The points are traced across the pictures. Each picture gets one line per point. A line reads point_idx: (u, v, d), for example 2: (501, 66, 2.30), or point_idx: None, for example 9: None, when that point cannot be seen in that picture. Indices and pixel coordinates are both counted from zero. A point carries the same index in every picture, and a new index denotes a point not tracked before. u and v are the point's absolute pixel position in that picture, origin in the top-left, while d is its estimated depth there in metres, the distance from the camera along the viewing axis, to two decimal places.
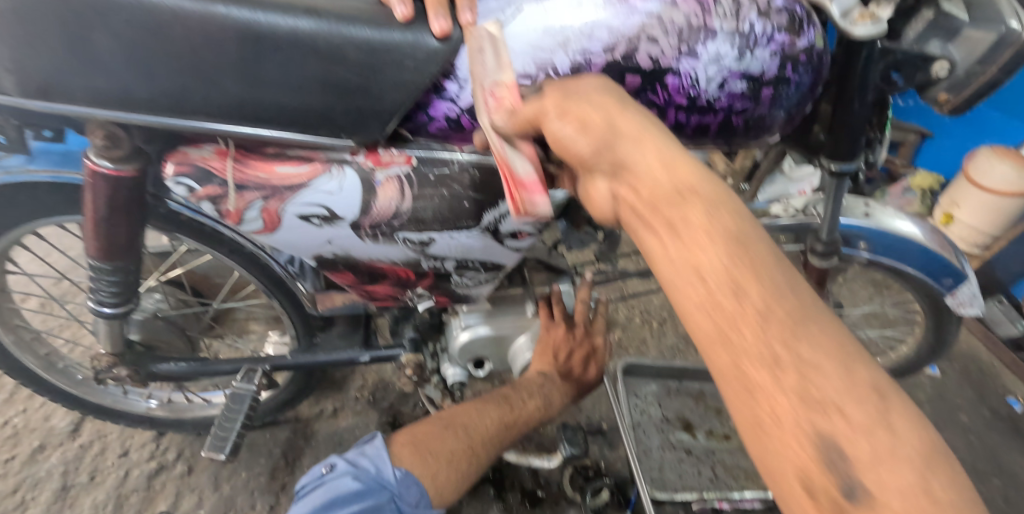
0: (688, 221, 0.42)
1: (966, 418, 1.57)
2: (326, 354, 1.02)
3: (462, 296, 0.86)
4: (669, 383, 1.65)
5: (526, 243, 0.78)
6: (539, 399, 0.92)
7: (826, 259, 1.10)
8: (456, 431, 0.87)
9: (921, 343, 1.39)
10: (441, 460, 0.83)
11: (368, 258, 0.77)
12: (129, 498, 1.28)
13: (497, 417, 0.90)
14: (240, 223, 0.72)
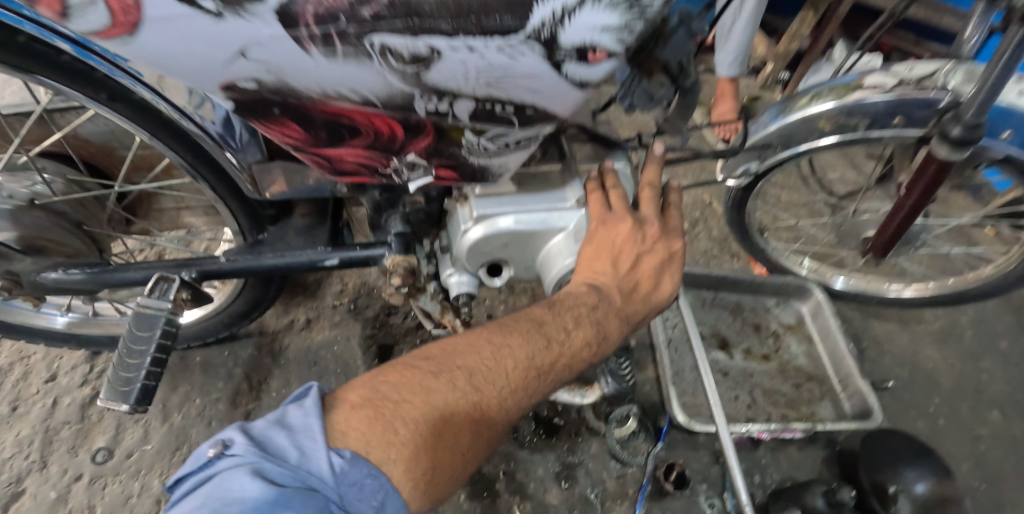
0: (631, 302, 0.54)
1: (1006, 346, 1.49)
2: (277, 256, 0.73)
3: (478, 168, 0.56)
4: (703, 294, 1.42)
5: (601, 72, 0.42)
6: (588, 325, 0.54)
7: (961, 149, 0.85)
8: (454, 380, 0.46)
9: (1013, 267, 1.15)
10: (422, 430, 0.43)
11: (319, 92, 0.44)
12: (60, 432, 1.01)
13: (527, 354, 0.50)
14: (66, 18, 0.37)
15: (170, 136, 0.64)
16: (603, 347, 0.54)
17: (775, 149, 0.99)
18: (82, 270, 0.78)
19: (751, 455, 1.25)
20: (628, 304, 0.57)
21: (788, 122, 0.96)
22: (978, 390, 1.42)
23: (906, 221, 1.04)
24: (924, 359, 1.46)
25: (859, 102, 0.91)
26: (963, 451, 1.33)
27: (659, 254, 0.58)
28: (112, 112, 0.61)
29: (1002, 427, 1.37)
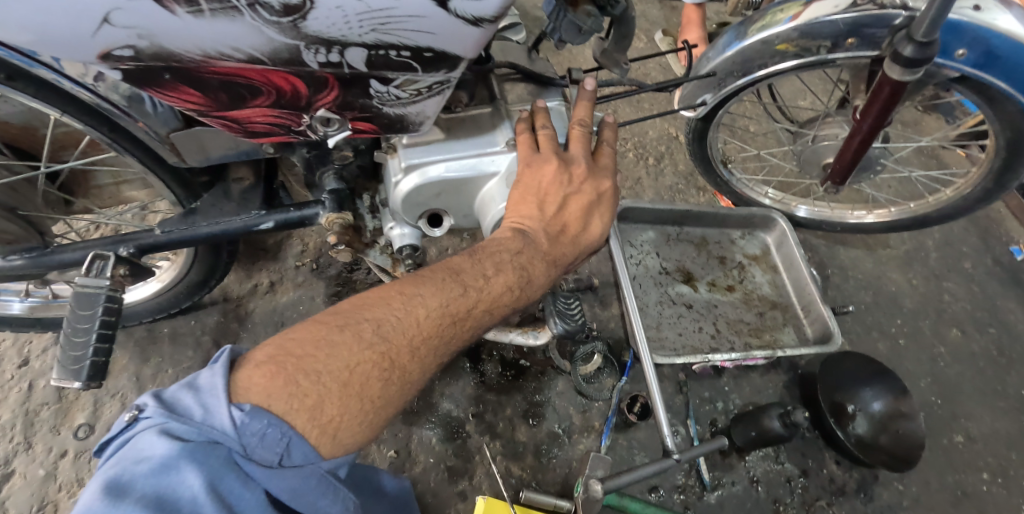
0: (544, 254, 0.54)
1: (970, 267, 1.52)
2: (209, 224, 0.69)
3: (397, 122, 0.54)
4: (667, 229, 1.40)
5: (490, 6, 0.40)
6: (513, 270, 0.52)
7: (910, 71, 0.83)
8: (361, 332, 0.46)
9: (970, 190, 1.15)
10: (326, 383, 0.43)
11: (201, 55, 0.43)
12: (40, 414, 0.94)
13: (441, 303, 0.49)
14: None
15: (84, 112, 0.59)
16: (526, 292, 0.54)
17: (734, 77, 0.98)
18: (19, 256, 0.72)
19: (715, 383, 1.28)
20: (556, 247, 0.56)
21: (745, 46, 0.94)
22: (941, 310, 1.46)
23: (864, 145, 1.02)
24: (888, 282, 1.49)
25: (814, 21, 0.88)
26: (922, 368, 1.38)
27: (586, 196, 0.57)
28: (14, 91, 0.56)
29: (960, 344, 1.42)
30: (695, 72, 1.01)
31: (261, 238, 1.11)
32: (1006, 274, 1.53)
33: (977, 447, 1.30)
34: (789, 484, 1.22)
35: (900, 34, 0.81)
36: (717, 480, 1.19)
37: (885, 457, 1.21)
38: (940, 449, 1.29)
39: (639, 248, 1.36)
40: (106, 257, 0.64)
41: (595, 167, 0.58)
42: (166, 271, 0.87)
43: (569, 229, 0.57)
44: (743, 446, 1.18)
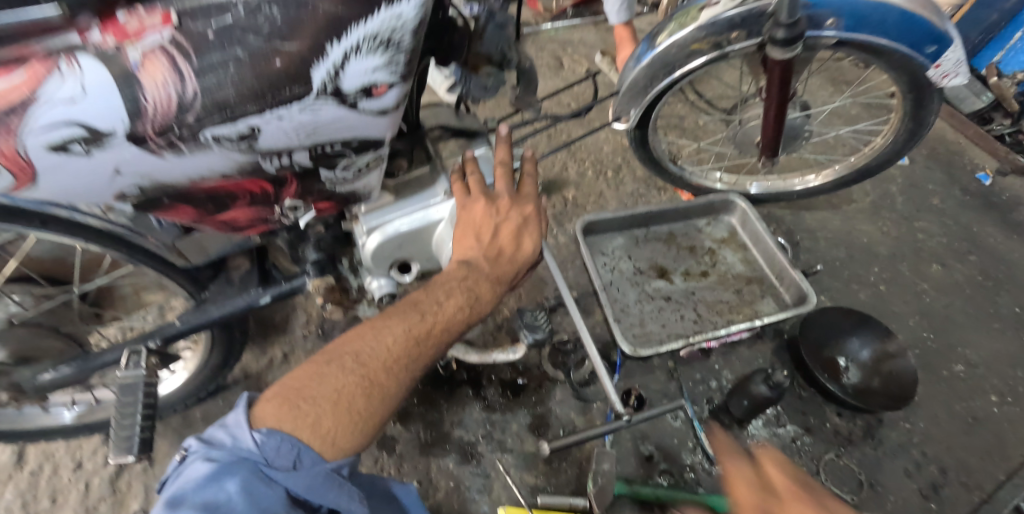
0: (485, 273, 0.66)
1: (939, 202, 1.62)
2: (217, 308, 0.81)
3: (348, 196, 0.68)
4: (636, 233, 1.50)
5: (390, 101, 0.53)
6: (461, 293, 0.64)
7: (789, 48, 0.93)
8: (344, 362, 0.58)
9: (898, 134, 1.26)
10: (320, 403, 0.55)
11: (188, 180, 0.56)
12: (99, 508, 1.06)
13: (405, 328, 0.61)
14: None
15: (103, 239, 0.72)
16: (476, 308, 0.65)
17: (658, 78, 1.11)
18: (68, 366, 0.85)
19: (706, 363, 1.36)
20: (497, 266, 0.68)
21: (660, 52, 1.09)
22: (918, 248, 1.55)
23: (780, 117, 1.12)
24: (859, 235, 1.58)
25: (709, 19, 1.02)
26: (909, 307, 1.46)
27: (513, 220, 0.69)
28: (49, 232, 0.68)
29: (942, 276, 1.50)
30: (625, 83, 1.15)
31: (270, 315, 1.24)
32: (975, 201, 1.62)
33: (979, 373, 1.36)
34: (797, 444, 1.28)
35: (769, 23, 0.93)
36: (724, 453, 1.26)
37: (882, 399, 1.28)
38: (942, 380, 1.36)
39: (612, 255, 1.46)
40: (138, 350, 0.76)
41: (518, 195, 0.71)
42: (190, 359, 1.01)
43: (504, 250, 0.69)
44: (742, 416, 1.26)
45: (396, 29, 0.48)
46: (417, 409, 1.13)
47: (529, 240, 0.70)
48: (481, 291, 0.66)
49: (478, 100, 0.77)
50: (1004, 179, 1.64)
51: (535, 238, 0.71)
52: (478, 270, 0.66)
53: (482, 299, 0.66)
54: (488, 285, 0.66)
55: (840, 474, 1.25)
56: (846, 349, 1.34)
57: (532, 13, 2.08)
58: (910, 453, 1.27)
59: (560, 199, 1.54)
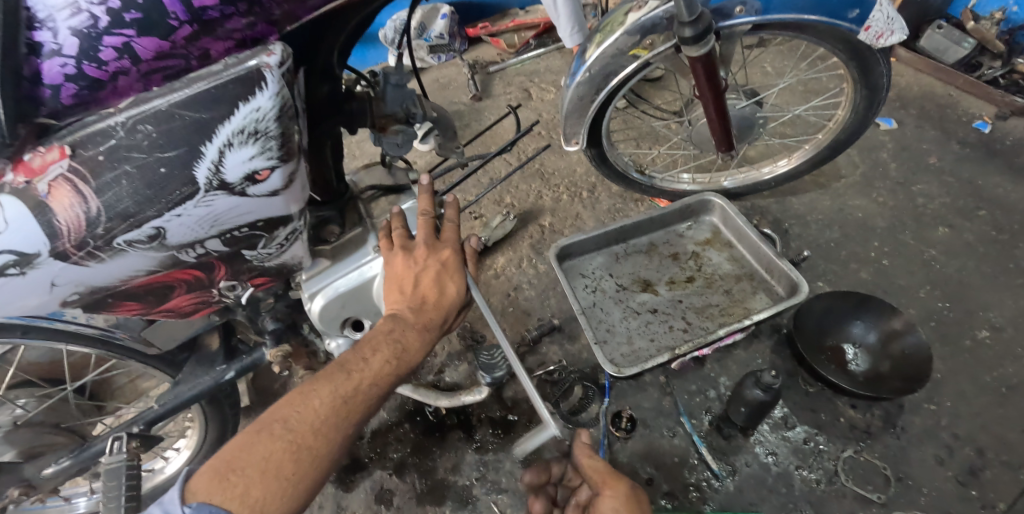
0: (409, 325, 0.70)
1: (936, 160, 1.52)
2: (190, 388, 0.87)
3: (279, 268, 0.72)
4: (614, 249, 1.39)
5: (276, 182, 0.59)
6: (386, 348, 0.69)
7: (702, 43, 0.90)
8: (273, 430, 0.62)
9: (856, 102, 1.19)
10: (249, 473, 0.60)
11: (121, 280, 0.62)
12: None
13: (332, 390, 0.66)
14: None
15: (81, 340, 0.80)
16: (404, 359, 0.70)
17: (592, 94, 1.12)
18: (67, 457, 0.92)
19: (700, 373, 1.20)
20: (421, 315, 0.72)
21: (591, 66, 1.08)
22: (920, 212, 1.43)
23: (722, 109, 1.04)
24: (852, 211, 1.45)
25: (638, 21, 1.01)
26: (917, 277, 1.32)
27: (433, 269, 0.73)
28: (33, 339, 0.77)
29: (950, 239, 1.37)
30: (565, 102, 1.14)
31: (269, 384, 1.27)
32: (976, 152, 1.53)
33: (1006, 336, 1.22)
34: (808, 447, 1.11)
35: (674, 22, 0.91)
36: (729, 466, 1.10)
37: (897, 382, 1.12)
38: (965, 350, 1.21)
39: (592, 276, 1.35)
40: (121, 436, 0.83)
41: (438, 245, 0.75)
42: (190, 438, 1.07)
43: (429, 299, 0.72)
44: (745, 424, 1.09)
45: (260, 120, 0.53)
46: (412, 459, 1.13)
47: (452, 286, 0.74)
48: (406, 343, 0.70)
49: (389, 152, 0.77)
50: (1004, 124, 1.58)
51: (458, 283, 0.74)
52: (401, 324, 0.70)
53: (408, 350, 0.70)
54: (414, 336, 0.70)
55: (861, 472, 1.08)
56: (850, 334, 1.19)
57: (494, 53, 2.04)
58: (940, 437, 1.11)
59: (536, 228, 1.48)
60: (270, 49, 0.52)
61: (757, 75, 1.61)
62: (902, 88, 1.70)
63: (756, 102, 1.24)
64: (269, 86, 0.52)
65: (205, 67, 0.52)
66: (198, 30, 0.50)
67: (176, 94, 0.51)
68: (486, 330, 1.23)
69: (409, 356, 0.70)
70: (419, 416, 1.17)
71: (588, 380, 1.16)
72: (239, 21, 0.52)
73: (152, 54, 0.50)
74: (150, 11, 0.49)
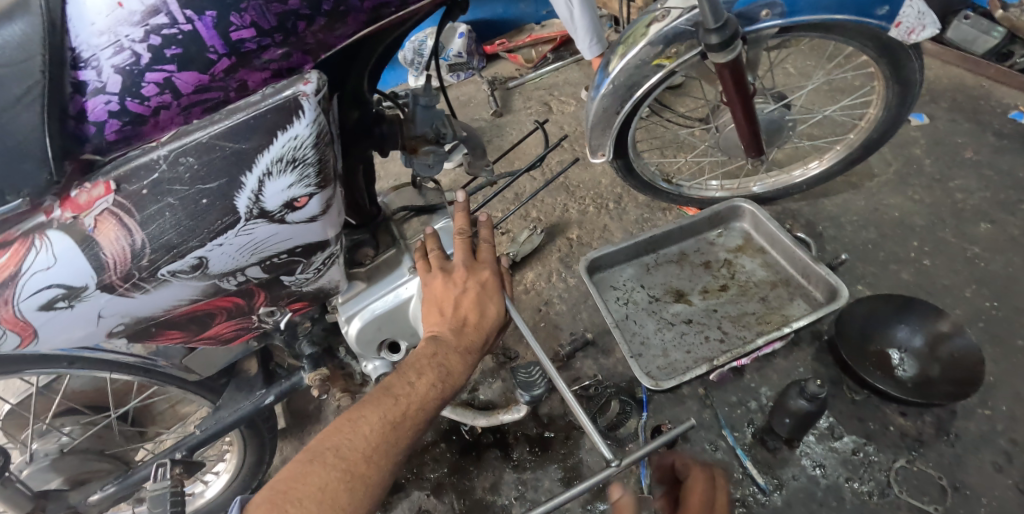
0: (452, 348, 0.70)
1: (972, 153, 1.48)
2: (230, 413, 0.88)
3: (316, 292, 0.72)
4: (644, 260, 1.37)
5: (316, 209, 0.59)
6: (431, 373, 0.68)
7: (728, 49, 0.89)
8: (326, 458, 0.62)
9: (887, 100, 1.17)
10: (307, 505, 0.59)
11: (164, 310, 0.62)
12: None
13: (381, 415, 0.65)
14: None
15: (124, 368, 0.82)
16: (449, 382, 0.69)
17: (618, 106, 1.11)
18: (112, 484, 0.93)
19: (739, 383, 1.18)
20: (463, 337, 0.71)
21: (615, 78, 1.07)
22: (960, 208, 1.39)
23: (750, 114, 1.01)
24: (888, 210, 1.41)
25: (661, 31, 1.00)
26: (962, 276, 1.27)
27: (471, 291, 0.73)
28: (79, 369, 0.78)
29: (993, 235, 1.33)
30: (589, 114, 1.13)
31: (303, 407, 1.28)
32: (1013, 143, 1.48)
33: None
34: (857, 458, 1.07)
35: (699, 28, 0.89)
36: (776, 479, 1.06)
37: (947, 387, 1.07)
38: (1018, 350, 1.16)
39: (623, 288, 1.33)
40: (164, 463, 0.83)
41: (477, 267, 0.75)
42: (229, 461, 1.08)
43: (469, 322, 0.72)
44: (790, 435, 1.05)
45: (297, 148, 0.54)
46: (449, 479, 1.12)
47: (491, 306, 0.74)
48: (449, 367, 0.69)
49: (419, 171, 0.77)
50: None
51: (496, 304, 0.74)
52: (444, 347, 0.70)
53: (451, 373, 0.69)
54: (455, 360, 0.70)
55: (915, 483, 1.04)
56: (894, 338, 1.16)
57: (513, 68, 2.06)
58: (997, 444, 1.06)
59: (564, 241, 1.47)
60: (306, 78, 0.52)
61: (781, 76, 1.60)
62: (931, 81, 1.67)
63: (785, 105, 1.21)
64: (307, 114, 0.53)
65: (243, 98, 0.53)
66: (236, 62, 0.51)
67: (216, 125, 0.52)
68: (519, 347, 1.23)
69: (452, 378, 0.70)
70: (455, 435, 1.16)
71: (624, 395, 1.16)
72: (276, 51, 0.52)
73: (193, 88, 0.51)
74: (189, 45, 0.49)
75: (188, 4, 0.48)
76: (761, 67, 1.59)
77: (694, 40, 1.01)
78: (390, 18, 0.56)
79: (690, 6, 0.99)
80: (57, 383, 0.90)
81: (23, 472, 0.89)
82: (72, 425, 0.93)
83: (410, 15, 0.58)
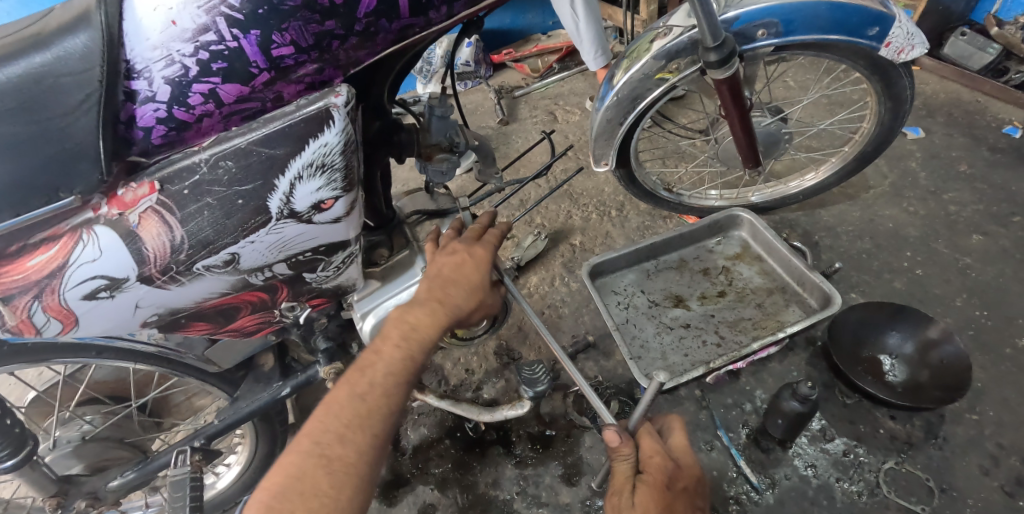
0: (412, 310, 0.72)
1: (967, 167, 1.52)
2: (247, 404, 0.92)
3: (335, 289, 0.77)
4: (645, 266, 1.41)
5: (340, 210, 0.64)
6: (396, 336, 0.70)
7: (727, 66, 0.93)
8: (302, 446, 0.64)
9: (881, 115, 1.21)
10: (290, 497, 0.61)
11: (195, 303, 0.67)
12: None
13: (349, 391, 0.67)
14: (40, 332, 0.63)
15: (149, 359, 0.86)
16: (413, 340, 0.71)
17: (621, 118, 1.16)
18: (131, 470, 0.96)
19: (735, 386, 1.22)
20: (428, 298, 0.73)
21: (619, 90, 1.12)
22: (953, 220, 1.43)
23: (747, 126, 1.06)
24: (883, 221, 1.45)
25: (664, 47, 1.05)
26: (953, 286, 1.31)
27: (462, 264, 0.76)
28: (107, 358, 0.82)
29: (985, 246, 1.37)
30: (593, 125, 1.18)
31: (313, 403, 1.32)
32: (1006, 157, 1.53)
33: None
34: (848, 459, 1.11)
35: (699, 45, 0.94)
36: (769, 478, 1.10)
37: (936, 392, 1.11)
38: (1007, 359, 1.20)
39: (624, 292, 1.37)
40: (184, 450, 0.87)
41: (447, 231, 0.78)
42: (241, 453, 1.11)
43: (431, 280, 0.74)
44: (783, 436, 1.09)
45: (327, 154, 0.59)
46: (453, 474, 1.16)
47: (452, 261, 0.76)
48: (415, 325, 0.71)
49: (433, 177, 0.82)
50: None
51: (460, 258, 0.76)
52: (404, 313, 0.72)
53: (414, 331, 0.71)
54: (417, 319, 0.71)
55: (904, 484, 1.08)
56: (886, 345, 1.20)
57: (520, 77, 2.12)
58: (985, 447, 1.10)
59: (567, 246, 1.51)
60: (337, 91, 0.57)
61: (781, 89, 1.65)
62: (927, 96, 1.72)
63: (781, 118, 1.26)
64: (336, 124, 0.58)
65: (279, 108, 0.58)
66: (275, 76, 0.56)
67: (254, 133, 0.57)
68: (523, 348, 1.27)
69: (417, 336, 0.71)
70: (459, 432, 1.20)
71: (623, 396, 1.20)
72: (310, 66, 0.57)
73: (234, 98, 0.56)
74: (234, 60, 0.54)
75: (235, 23, 0.53)
76: (761, 81, 1.64)
77: (695, 56, 1.06)
78: (414, 37, 0.61)
79: (692, 24, 1.04)
80: (81, 374, 0.94)
81: (46, 457, 0.93)
82: (93, 414, 0.97)
83: (431, 34, 0.63)
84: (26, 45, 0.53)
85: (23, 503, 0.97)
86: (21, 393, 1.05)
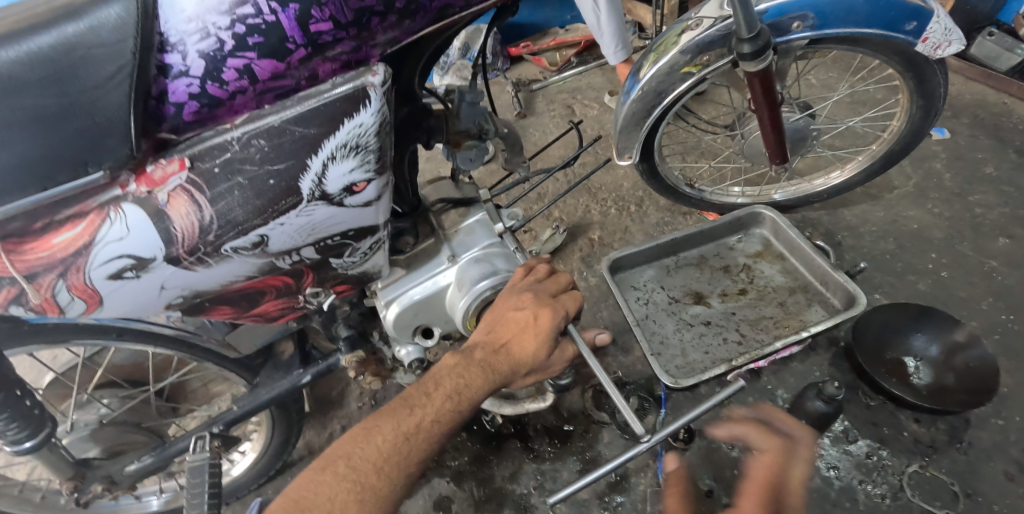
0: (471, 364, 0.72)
1: (993, 169, 1.49)
2: (267, 391, 0.91)
3: (361, 276, 0.75)
4: (666, 262, 1.40)
5: (371, 194, 0.64)
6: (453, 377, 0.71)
7: (760, 58, 0.91)
8: (337, 468, 0.65)
9: (911, 113, 1.19)
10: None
11: (222, 285, 0.66)
12: None
13: (395, 427, 0.68)
14: (63, 312, 0.61)
15: (169, 343, 0.85)
16: (466, 393, 0.71)
17: (646, 111, 1.14)
18: (149, 455, 0.94)
19: (756, 385, 1.20)
20: (492, 356, 0.73)
21: (646, 82, 1.10)
22: (978, 222, 1.40)
23: (776, 121, 1.04)
24: (906, 222, 1.42)
25: (693, 40, 1.03)
26: (979, 289, 1.29)
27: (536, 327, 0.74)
28: (128, 340, 0.81)
29: (1011, 250, 1.34)
30: (618, 117, 1.16)
31: (326, 393, 1.31)
32: None
33: None
34: (871, 462, 1.09)
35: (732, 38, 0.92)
36: None
37: (961, 396, 1.09)
38: None
39: (643, 288, 1.36)
40: (204, 435, 0.86)
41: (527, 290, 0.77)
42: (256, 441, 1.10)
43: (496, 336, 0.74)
44: None
45: (361, 135, 0.59)
46: (469, 467, 1.14)
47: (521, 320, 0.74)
48: (471, 374, 0.72)
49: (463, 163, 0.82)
50: None
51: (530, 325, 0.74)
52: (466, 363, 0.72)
53: (468, 381, 0.71)
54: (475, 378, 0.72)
55: (928, 488, 1.05)
56: (911, 347, 1.17)
57: (537, 70, 2.10)
58: (1010, 453, 1.08)
59: (585, 241, 1.50)
60: (374, 70, 0.57)
61: (805, 87, 1.62)
62: (954, 97, 1.68)
63: (810, 114, 1.24)
64: (373, 103, 0.57)
65: (313, 87, 0.56)
66: (311, 52, 0.54)
67: (289, 111, 0.56)
68: None
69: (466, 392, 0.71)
70: (476, 426, 1.19)
71: (643, 392, 1.18)
72: (348, 44, 0.55)
73: (269, 75, 0.54)
74: (270, 34, 0.52)
75: None
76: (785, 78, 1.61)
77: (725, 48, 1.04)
78: (453, 17, 0.60)
79: (723, 16, 1.02)
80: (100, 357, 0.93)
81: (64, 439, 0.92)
82: (111, 398, 0.96)
83: (468, 17, 0.62)
84: (59, 15, 0.51)
85: (39, 484, 0.96)
86: (38, 375, 1.04)
